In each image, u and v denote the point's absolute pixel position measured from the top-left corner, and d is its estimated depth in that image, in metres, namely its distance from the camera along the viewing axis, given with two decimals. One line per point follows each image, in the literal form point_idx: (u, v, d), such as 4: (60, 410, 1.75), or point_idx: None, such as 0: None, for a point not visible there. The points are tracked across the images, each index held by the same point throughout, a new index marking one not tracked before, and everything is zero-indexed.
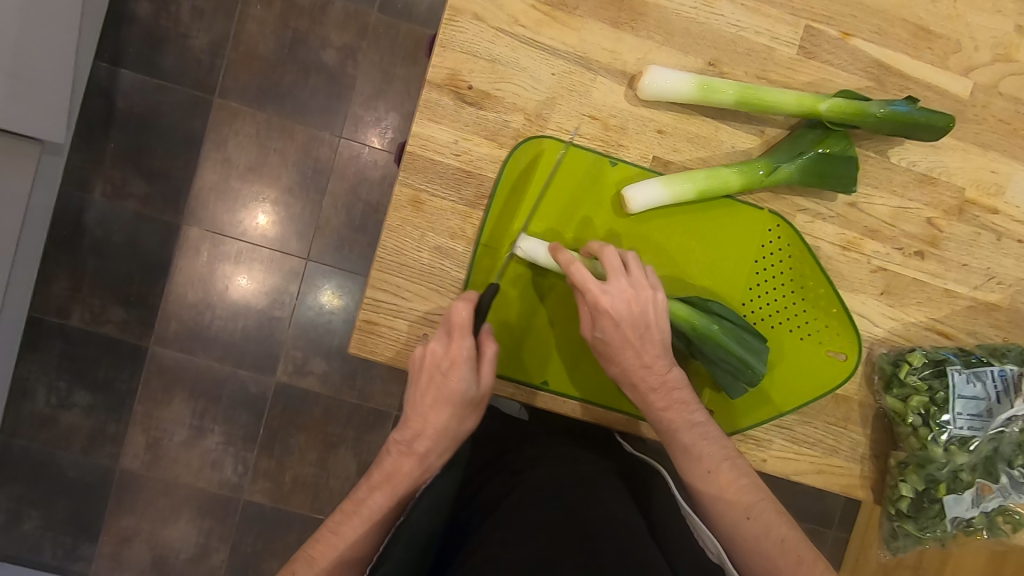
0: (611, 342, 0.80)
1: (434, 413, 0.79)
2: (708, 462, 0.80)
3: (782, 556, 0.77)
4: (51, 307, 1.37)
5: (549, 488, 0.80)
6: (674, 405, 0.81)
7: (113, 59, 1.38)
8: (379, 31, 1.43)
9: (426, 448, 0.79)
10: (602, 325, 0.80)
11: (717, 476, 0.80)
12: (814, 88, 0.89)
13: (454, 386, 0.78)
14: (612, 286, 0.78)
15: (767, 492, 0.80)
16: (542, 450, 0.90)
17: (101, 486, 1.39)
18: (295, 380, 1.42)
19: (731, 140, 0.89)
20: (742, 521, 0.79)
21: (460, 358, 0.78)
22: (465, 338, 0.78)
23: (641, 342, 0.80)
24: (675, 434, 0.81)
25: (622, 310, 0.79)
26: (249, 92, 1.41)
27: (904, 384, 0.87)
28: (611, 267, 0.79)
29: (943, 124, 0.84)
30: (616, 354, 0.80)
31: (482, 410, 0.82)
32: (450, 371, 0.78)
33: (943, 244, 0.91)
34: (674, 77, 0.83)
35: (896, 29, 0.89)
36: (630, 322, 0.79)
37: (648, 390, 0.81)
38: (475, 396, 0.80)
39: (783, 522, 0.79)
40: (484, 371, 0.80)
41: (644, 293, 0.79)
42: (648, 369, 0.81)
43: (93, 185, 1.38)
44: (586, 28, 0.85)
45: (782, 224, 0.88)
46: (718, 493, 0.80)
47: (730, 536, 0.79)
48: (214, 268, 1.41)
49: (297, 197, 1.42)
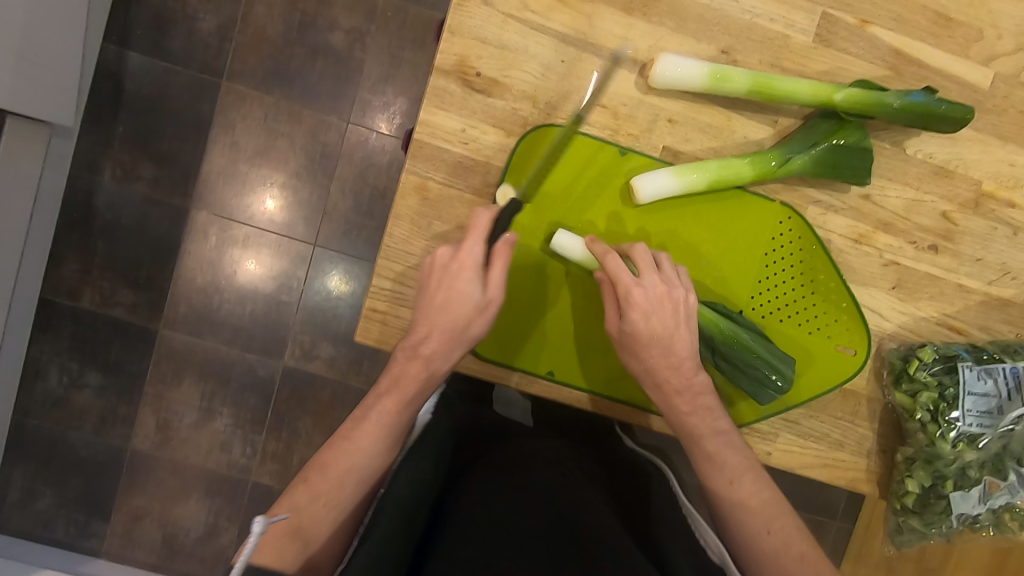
0: (639, 338, 0.79)
1: (439, 317, 0.76)
2: (731, 472, 0.79)
3: (800, 568, 0.74)
4: (62, 289, 1.38)
5: (536, 489, 0.77)
6: (698, 411, 0.81)
7: (121, 41, 1.38)
8: (388, 14, 1.42)
9: (432, 350, 0.76)
10: (632, 318, 0.78)
11: (739, 487, 0.78)
12: (829, 77, 0.87)
13: (462, 289, 0.76)
14: (646, 282, 0.78)
15: (788, 507, 0.78)
16: (539, 444, 0.88)
17: (112, 465, 1.41)
18: (302, 364, 1.43)
19: (743, 130, 0.87)
20: (760, 534, 0.76)
21: (468, 263, 0.76)
22: (475, 243, 0.76)
23: (671, 339, 0.80)
24: (699, 442, 0.80)
25: (654, 304, 0.78)
26: (257, 76, 1.40)
27: (914, 380, 0.86)
28: (643, 264, 0.80)
29: (962, 115, 0.82)
30: (643, 351, 0.79)
31: (488, 323, 0.78)
32: (459, 275, 0.76)
33: (958, 238, 0.90)
34: (686, 66, 0.82)
35: (915, 17, 0.86)
36: (661, 317, 0.79)
37: (673, 392, 0.80)
38: (482, 305, 0.77)
39: (804, 538, 0.76)
40: (495, 279, 0.77)
41: (678, 291, 0.79)
42: (673, 368, 0.80)
43: (102, 168, 1.38)
44: (598, 13, 0.84)
45: (793, 216, 0.87)
46: (738, 504, 0.78)
47: (747, 546, 0.77)
48: (222, 252, 1.42)
49: (304, 181, 1.42)
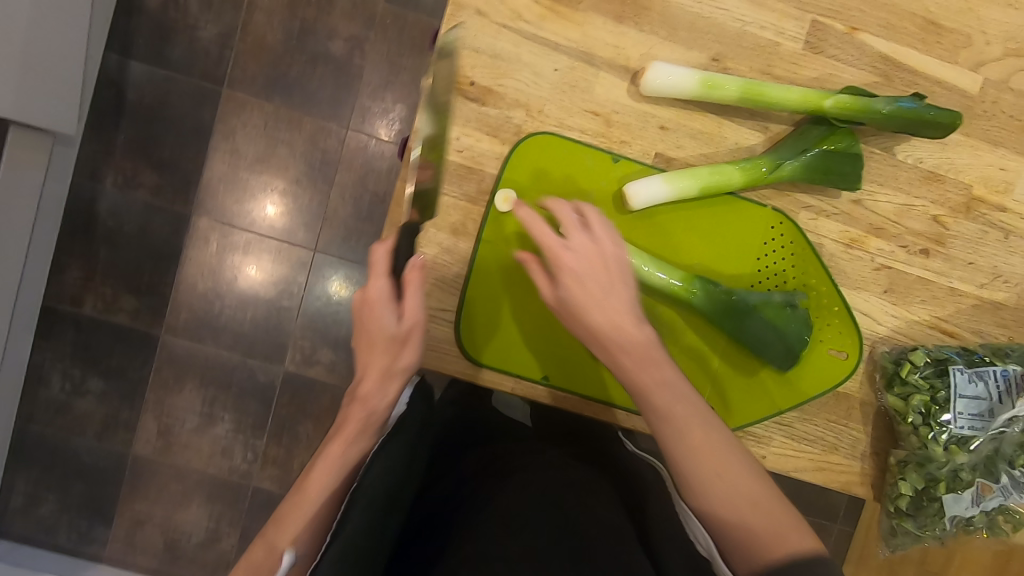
0: (574, 299, 0.75)
1: (368, 358, 0.77)
2: (683, 422, 0.71)
3: (756, 517, 0.67)
4: (65, 296, 1.40)
5: (526, 492, 0.75)
6: (647, 364, 0.73)
7: (123, 50, 1.39)
8: (387, 21, 1.43)
9: (366, 389, 0.76)
10: (565, 279, 0.75)
11: (693, 440, 0.70)
12: (819, 84, 0.88)
13: (378, 323, 0.76)
14: (571, 242, 0.76)
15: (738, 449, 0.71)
16: (535, 451, 0.85)
17: (114, 471, 1.42)
18: (303, 369, 1.44)
19: (735, 136, 0.88)
20: (715, 482, 0.69)
21: (377, 299, 0.76)
22: (380, 278, 0.76)
23: (608, 295, 0.75)
24: (650, 395, 0.72)
25: (582, 263, 0.75)
26: (257, 83, 1.42)
27: (905, 383, 0.87)
28: (566, 222, 0.77)
29: (950, 121, 0.83)
30: (582, 309, 0.74)
31: (416, 349, 0.77)
32: (372, 313, 0.76)
33: (949, 242, 0.90)
34: (677, 74, 0.83)
35: (905, 23, 0.88)
36: (591, 274, 0.75)
37: (619, 350, 0.73)
38: (401, 334, 0.76)
39: (758, 480, 0.70)
40: (412, 303, 0.76)
41: (604, 245, 0.76)
42: (617, 325, 0.74)
43: (104, 176, 1.40)
44: (591, 23, 0.85)
45: (784, 221, 0.88)
46: (687, 452, 0.70)
47: (699, 502, 0.69)
48: (223, 258, 1.43)
49: (304, 187, 1.43)
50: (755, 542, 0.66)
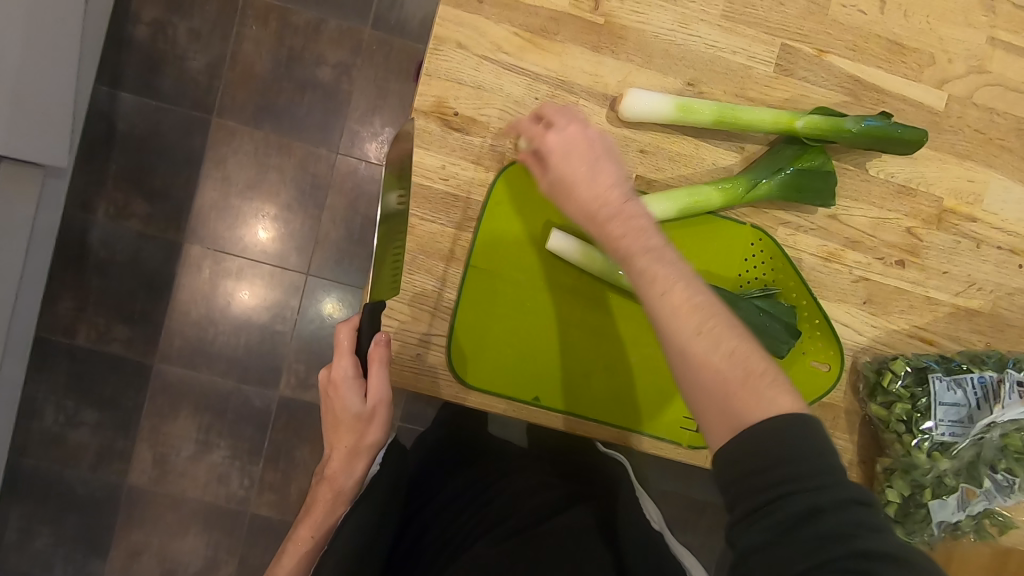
0: (561, 178, 0.72)
1: (336, 436, 0.83)
2: (663, 283, 0.64)
3: (730, 370, 0.60)
4: (58, 327, 1.40)
5: (494, 516, 0.81)
6: (630, 232, 0.68)
7: (113, 83, 1.42)
8: (373, 48, 1.46)
9: (333, 470, 0.84)
10: (553, 163, 0.72)
11: (672, 296, 0.64)
12: (792, 104, 0.91)
13: (341, 404, 0.80)
14: (558, 126, 0.73)
15: (725, 310, 0.64)
16: (513, 474, 0.88)
17: (110, 501, 1.42)
18: (298, 393, 1.45)
19: (712, 157, 0.91)
20: (693, 341, 0.62)
21: (341, 380, 0.80)
22: (344, 360, 0.79)
23: (596, 172, 0.71)
24: (631, 260, 0.67)
25: (566, 142, 0.72)
26: (246, 111, 1.44)
27: (888, 392, 0.89)
28: (550, 114, 0.74)
29: (917, 137, 0.86)
30: (569, 188, 0.71)
31: (380, 426, 0.82)
32: (336, 394, 0.80)
33: (924, 253, 0.93)
34: (653, 100, 0.86)
35: (870, 44, 0.91)
36: (576, 152, 0.72)
37: (603, 218, 0.70)
38: (365, 414, 0.80)
39: (739, 334, 0.62)
40: (372, 388, 0.79)
41: (592, 131, 0.73)
42: (605, 200, 0.70)
43: (96, 207, 1.41)
44: (569, 52, 0.88)
45: (764, 238, 0.90)
46: (670, 316, 0.63)
47: (680, 361, 0.62)
48: (215, 285, 1.44)
49: (296, 212, 1.45)
50: (736, 405, 0.59)
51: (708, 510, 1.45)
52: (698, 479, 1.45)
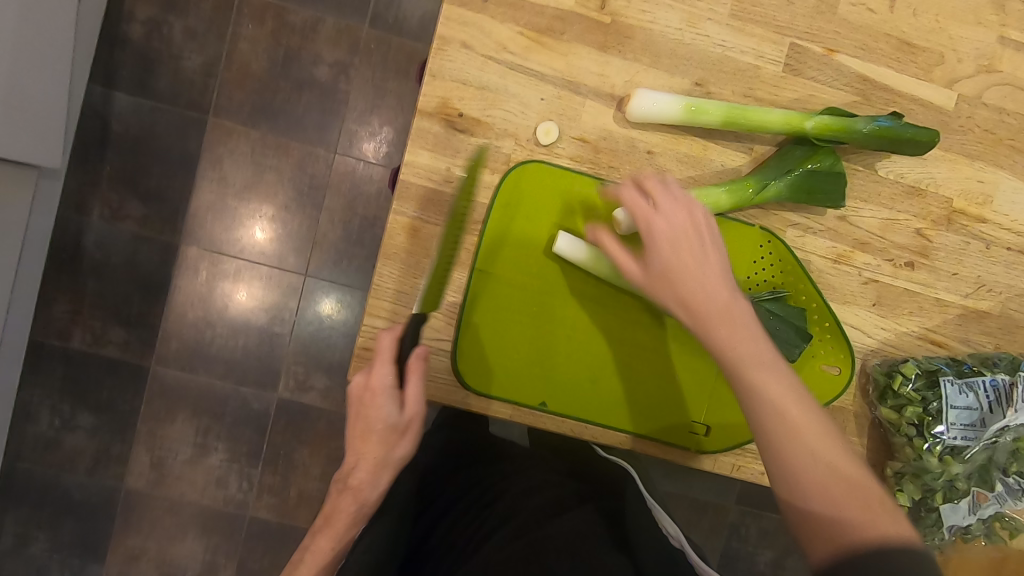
0: (666, 264, 0.73)
1: (361, 449, 0.75)
2: (776, 396, 0.65)
3: (850, 507, 0.60)
4: (52, 330, 1.38)
5: (495, 520, 0.79)
6: (743, 338, 0.69)
7: (107, 82, 1.39)
8: (371, 46, 1.44)
9: (359, 481, 0.75)
10: (658, 250, 0.73)
11: (793, 419, 0.64)
12: (800, 105, 0.90)
13: (379, 414, 0.75)
14: (661, 207, 0.74)
15: (837, 432, 0.65)
16: (512, 473, 0.87)
17: (107, 506, 1.40)
18: (297, 396, 1.43)
19: (720, 158, 0.90)
20: (816, 478, 0.61)
21: (380, 388, 0.75)
22: (384, 366, 0.76)
23: (702, 268, 0.72)
24: (747, 370, 0.67)
25: (671, 229, 0.73)
26: (243, 111, 1.42)
27: (898, 395, 0.88)
28: (649, 188, 0.76)
29: (927, 138, 0.86)
30: (676, 279, 0.72)
31: (413, 439, 0.77)
32: (373, 402, 0.75)
33: (933, 254, 0.92)
34: (661, 100, 0.84)
35: (879, 44, 0.90)
36: (682, 241, 0.73)
37: (712, 316, 0.70)
38: (402, 424, 0.76)
39: (854, 460, 0.63)
40: (411, 398, 0.76)
41: (696, 211, 0.75)
42: (711, 295, 0.71)
43: (90, 208, 1.39)
44: (574, 52, 0.87)
45: (773, 240, 0.89)
46: (786, 432, 0.63)
47: (791, 479, 0.62)
48: (213, 287, 1.42)
49: (294, 213, 1.43)
50: (847, 529, 0.59)
51: (710, 511, 1.44)
52: (699, 479, 1.44)
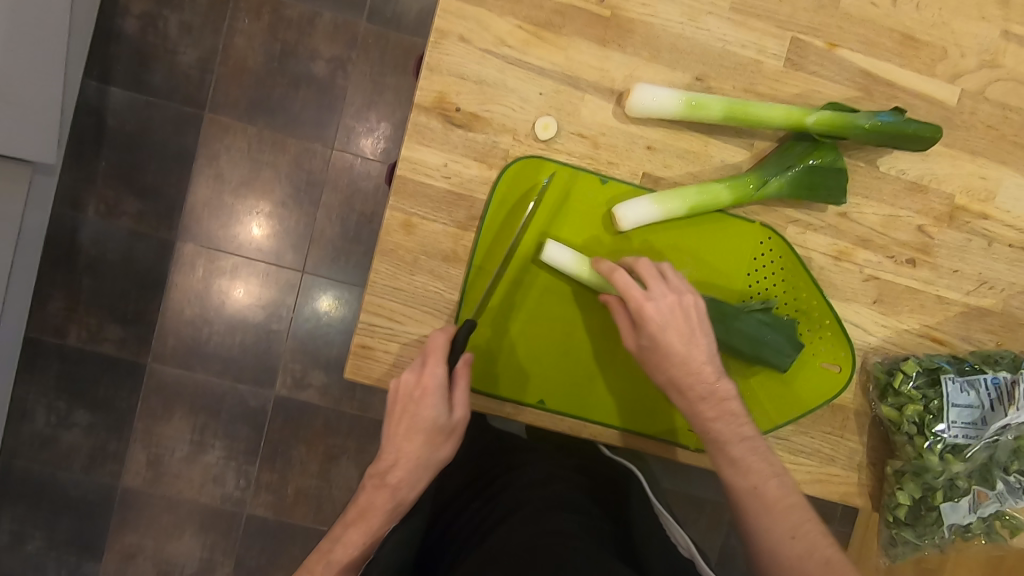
0: (657, 348, 0.79)
1: (407, 444, 0.79)
2: (755, 479, 0.78)
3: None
4: (48, 327, 1.37)
5: (506, 509, 0.79)
6: (723, 416, 0.79)
7: (102, 77, 1.38)
8: (369, 41, 1.43)
9: (399, 479, 0.79)
10: (651, 334, 0.79)
11: (763, 491, 0.78)
12: (802, 100, 0.89)
13: (427, 413, 0.78)
14: (655, 294, 0.79)
15: (812, 512, 0.78)
16: (520, 469, 0.87)
17: (103, 504, 1.39)
18: (294, 393, 1.42)
19: (721, 154, 0.89)
20: (785, 540, 0.76)
21: (432, 387, 0.78)
22: (437, 365, 0.78)
23: (689, 347, 0.79)
24: (724, 448, 0.79)
25: (666, 315, 0.79)
26: (239, 107, 1.41)
27: (899, 393, 0.87)
28: (647, 276, 0.80)
29: (930, 134, 0.85)
30: (664, 361, 0.79)
31: (456, 438, 0.82)
32: (422, 401, 0.79)
33: (935, 251, 0.91)
34: (661, 96, 0.83)
35: (881, 38, 0.89)
36: (675, 327, 0.79)
37: (697, 398, 0.79)
38: (448, 424, 0.80)
39: (828, 542, 0.76)
40: (458, 400, 0.80)
41: (687, 299, 0.79)
42: (698, 378, 0.79)
43: (86, 204, 1.38)
44: (574, 47, 0.86)
45: (773, 236, 0.88)
46: (761, 510, 0.77)
47: (771, 553, 0.76)
48: (209, 283, 1.41)
49: (291, 209, 1.42)
50: None
51: (708, 508, 1.44)
52: (698, 476, 1.43)
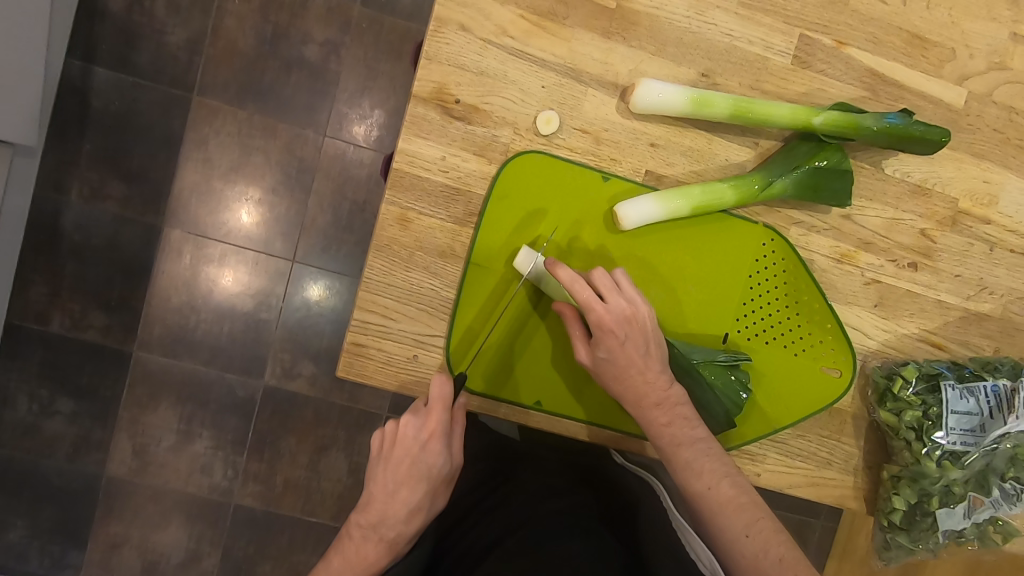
0: (616, 360, 0.78)
1: (406, 492, 0.78)
2: (709, 478, 0.78)
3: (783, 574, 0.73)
4: (30, 312, 1.33)
5: (507, 521, 0.79)
6: (675, 420, 0.80)
7: (86, 56, 1.33)
8: (363, 26, 1.39)
9: (396, 532, 0.78)
10: (609, 347, 0.78)
11: (718, 492, 0.78)
12: (808, 99, 0.88)
13: (430, 461, 0.78)
14: (612, 306, 0.77)
15: (766, 510, 0.77)
16: (525, 475, 0.86)
17: (87, 494, 1.36)
18: (283, 383, 1.40)
19: (725, 152, 0.87)
20: (739, 539, 0.76)
21: (437, 432, 0.79)
22: (441, 413, 0.78)
23: (645, 358, 0.79)
24: (677, 449, 0.79)
25: (625, 327, 0.78)
26: (228, 90, 1.37)
27: (897, 399, 0.87)
28: (603, 288, 0.78)
29: (938, 137, 0.83)
30: (621, 372, 0.79)
31: (452, 486, 0.83)
32: (427, 446, 0.79)
33: (936, 255, 0.91)
34: (666, 92, 0.81)
35: (890, 37, 0.87)
36: (632, 339, 0.78)
37: (651, 405, 0.80)
38: (449, 471, 0.80)
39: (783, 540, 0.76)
40: (458, 443, 0.81)
41: (641, 310, 0.78)
42: (652, 389, 0.80)
43: (69, 187, 1.33)
44: (578, 38, 0.83)
45: (776, 238, 0.87)
46: (717, 510, 0.77)
47: (728, 552, 0.76)
48: (197, 271, 1.38)
49: (281, 196, 1.38)
50: None
51: None
52: None
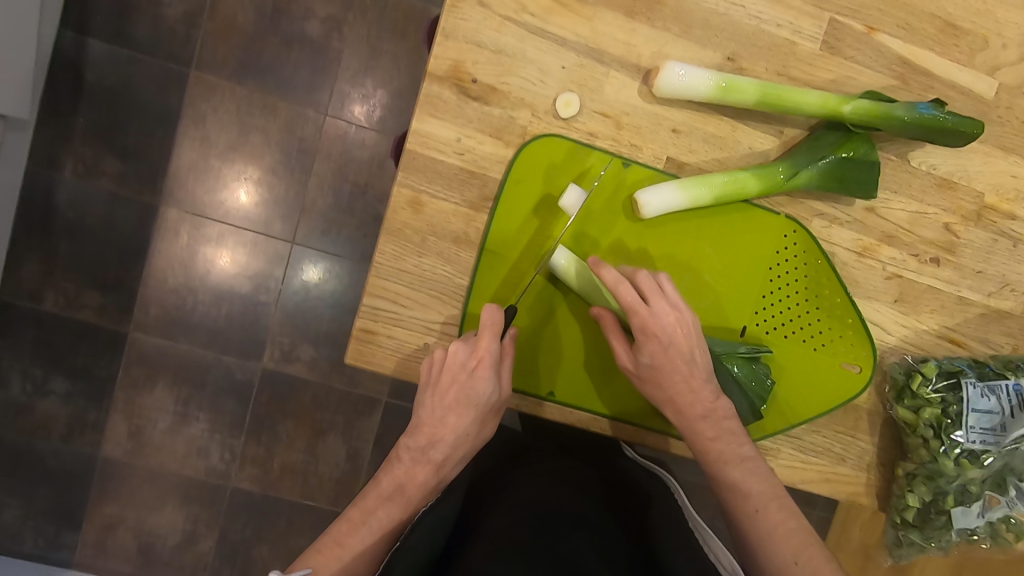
0: (660, 367, 0.77)
1: (454, 417, 0.77)
2: (729, 472, 0.77)
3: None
4: (22, 291, 1.30)
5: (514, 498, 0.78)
6: (695, 414, 0.78)
7: (80, 27, 1.28)
8: (367, 2, 1.34)
9: (443, 456, 0.78)
10: (652, 353, 0.77)
11: (738, 486, 0.76)
12: (836, 86, 0.85)
13: (479, 388, 0.76)
14: (657, 309, 0.76)
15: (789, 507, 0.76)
16: (538, 467, 0.85)
17: (82, 475, 1.34)
18: (282, 366, 1.37)
19: (749, 140, 0.84)
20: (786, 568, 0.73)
21: (486, 360, 0.76)
22: (492, 340, 0.76)
23: (689, 367, 0.77)
24: (724, 467, 0.77)
25: (671, 332, 0.76)
26: (227, 66, 1.32)
27: (916, 396, 0.86)
28: (648, 291, 0.76)
29: (970, 129, 0.81)
30: (664, 380, 0.77)
31: (499, 417, 0.81)
32: (476, 373, 0.76)
33: (959, 250, 0.89)
34: (692, 76, 0.78)
35: (922, 25, 0.84)
36: (677, 345, 0.77)
37: (697, 417, 0.78)
38: (498, 400, 0.79)
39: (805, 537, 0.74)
40: (506, 376, 0.78)
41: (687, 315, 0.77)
42: (696, 399, 0.78)
43: (62, 163, 1.29)
44: (600, 17, 0.80)
45: (799, 229, 0.85)
46: (737, 504, 0.76)
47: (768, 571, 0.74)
48: (194, 251, 1.34)
49: (280, 177, 1.35)
50: None
51: (697, 491, 1.36)
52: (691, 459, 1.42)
